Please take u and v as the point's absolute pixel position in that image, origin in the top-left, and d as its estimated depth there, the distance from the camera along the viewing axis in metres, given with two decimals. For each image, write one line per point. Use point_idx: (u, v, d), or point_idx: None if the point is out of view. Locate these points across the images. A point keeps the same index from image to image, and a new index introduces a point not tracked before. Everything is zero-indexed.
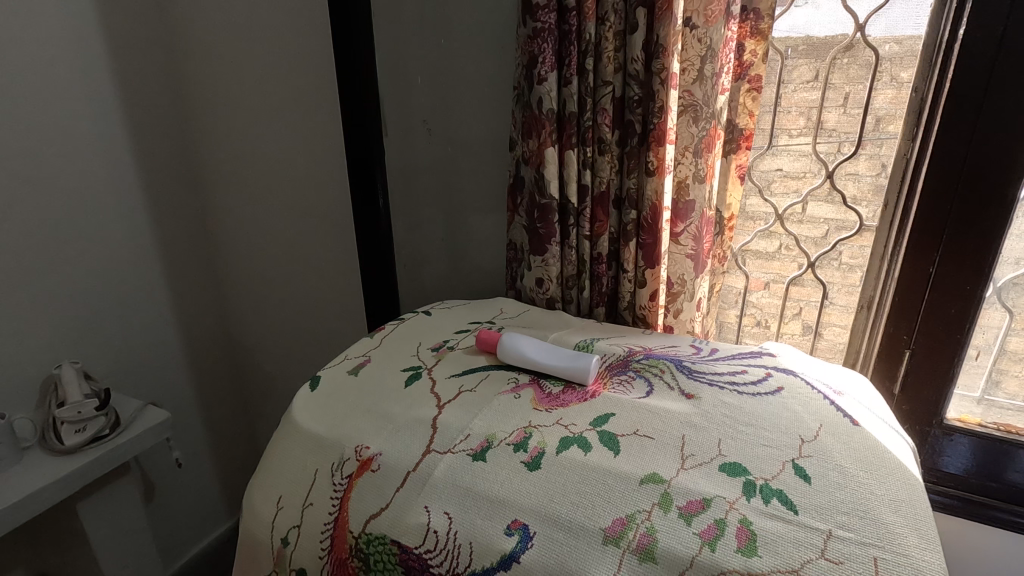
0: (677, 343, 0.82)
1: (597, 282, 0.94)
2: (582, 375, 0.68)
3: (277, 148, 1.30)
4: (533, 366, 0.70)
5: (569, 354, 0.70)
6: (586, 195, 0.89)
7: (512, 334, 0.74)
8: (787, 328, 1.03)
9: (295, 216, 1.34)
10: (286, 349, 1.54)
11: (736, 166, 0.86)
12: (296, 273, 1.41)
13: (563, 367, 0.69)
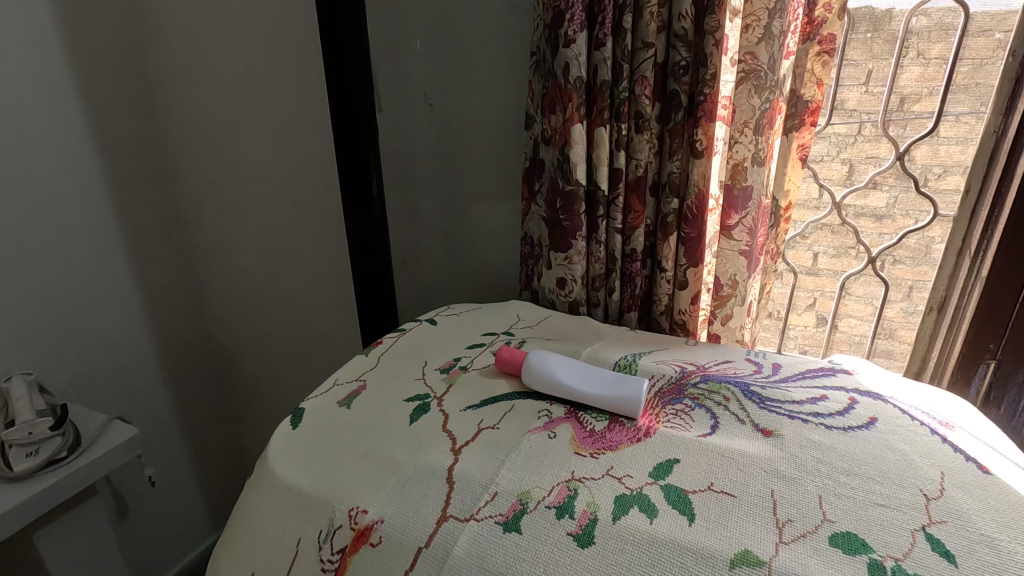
0: (731, 359, 0.69)
1: (629, 282, 0.81)
2: (630, 408, 0.55)
3: (255, 127, 1.15)
4: (567, 395, 0.57)
5: (613, 379, 0.57)
6: (619, 180, 0.75)
7: (539, 352, 0.61)
8: (841, 321, 0.93)
9: (278, 206, 1.20)
10: (272, 353, 1.40)
11: (798, 146, 0.72)
12: (281, 270, 1.27)
13: (606, 397, 0.56)
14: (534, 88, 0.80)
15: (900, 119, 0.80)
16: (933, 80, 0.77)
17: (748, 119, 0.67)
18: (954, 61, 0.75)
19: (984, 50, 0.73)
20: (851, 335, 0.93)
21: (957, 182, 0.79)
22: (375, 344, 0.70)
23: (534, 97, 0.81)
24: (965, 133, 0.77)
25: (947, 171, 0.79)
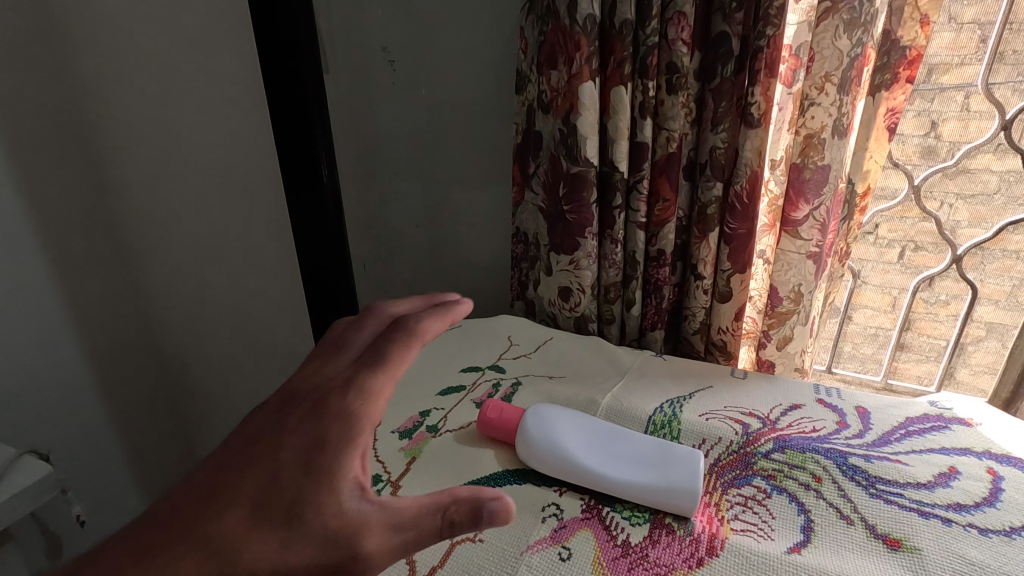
0: (802, 404, 0.51)
1: (653, 293, 0.62)
2: (684, 503, 0.36)
3: (154, 97, 0.86)
4: (584, 478, 0.38)
5: (654, 454, 0.39)
6: (643, 159, 0.56)
7: (544, 408, 0.43)
8: (908, 330, 0.75)
9: (199, 201, 0.93)
10: (204, 386, 1.14)
11: (886, 111, 0.53)
12: (213, 280, 1.01)
13: (647, 482, 0.37)
14: (526, 36, 0.60)
15: (926, 92, 0.62)
16: (967, 48, 0.59)
17: (831, 71, 0.47)
18: (991, 27, 0.58)
19: None
20: (922, 348, 0.76)
21: (988, 160, 0.63)
22: None
23: (528, 49, 0.61)
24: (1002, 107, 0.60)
25: (977, 149, 0.63)
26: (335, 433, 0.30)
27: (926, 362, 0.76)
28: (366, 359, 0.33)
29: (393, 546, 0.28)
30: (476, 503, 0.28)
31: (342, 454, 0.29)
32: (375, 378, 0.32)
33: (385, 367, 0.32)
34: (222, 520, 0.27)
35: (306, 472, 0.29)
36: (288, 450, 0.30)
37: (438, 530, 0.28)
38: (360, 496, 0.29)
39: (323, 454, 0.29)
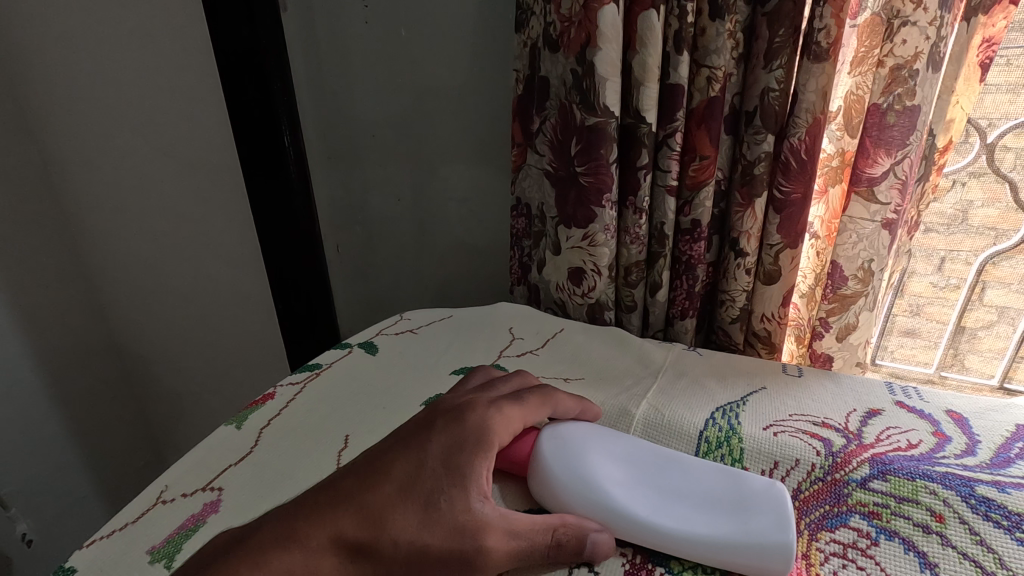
0: (881, 410, 0.40)
1: (684, 274, 0.52)
2: (771, 565, 0.26)
3: (72, 43, 0.70)
4: (630, 533, 0.28)
5: (718, 493, 0.29)
6: (678, 105, 0.45)
7: (563, 429, 0.32)
8: (966, 322, 0.62)
9: (137, 175, 0.78)
10: (165, 400, 1.00)
11: (980, 42, 0.43)
12: (158, 271, 0.86)
13: (718, 538, 0.27)
14: None
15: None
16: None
17: None
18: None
19: None
20: (980, 353, 0.63)
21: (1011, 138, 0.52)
22: (260, 401, 0.40)
23: None
24: (1019, 80, 0.50)
25: (995, 125, 0.52)
26: (480, 436, 0.30)
27: (972, 358, 0.64)
28: (511, 394, 0.33)
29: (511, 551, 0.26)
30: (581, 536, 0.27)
31: (477, 457, 0.29)
32: (517, 410, 0.32)
33: (527, 403, 0.32)
34: (371, 495, 0.27)
35: (446, 465, 0.28)
36: (434, 443, 0.29)
37: (545, 553, 0.27)
38: (484, 501, 0.27)
39: (463, 450, 0.29)
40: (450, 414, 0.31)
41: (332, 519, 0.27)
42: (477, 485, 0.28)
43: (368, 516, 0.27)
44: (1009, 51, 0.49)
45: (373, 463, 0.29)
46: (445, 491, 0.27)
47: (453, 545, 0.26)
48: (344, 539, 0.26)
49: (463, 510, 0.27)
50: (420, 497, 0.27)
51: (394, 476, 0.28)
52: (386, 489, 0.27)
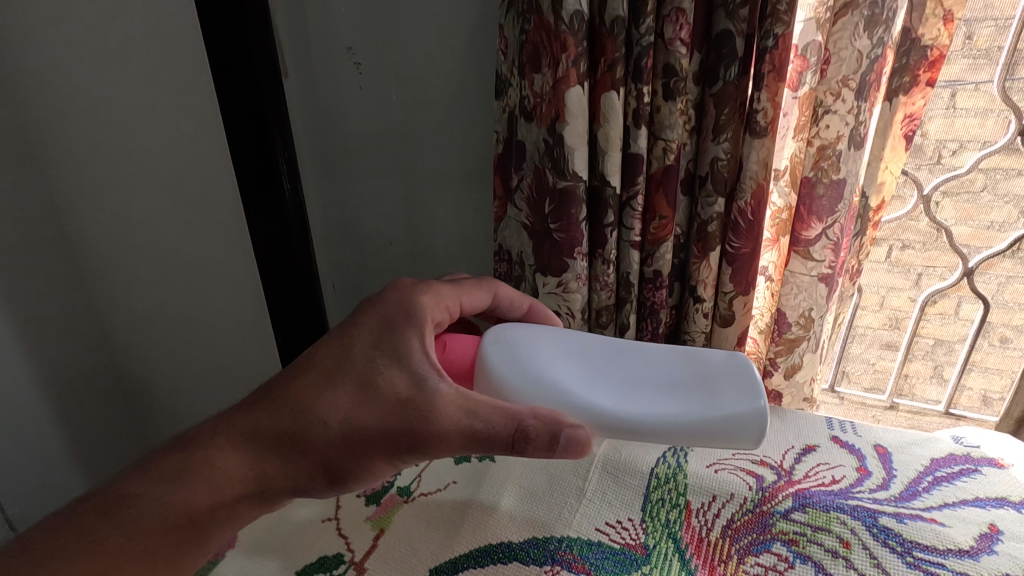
0: (816, 446, 0.46)
1: (650, 317, 0.57)
2: (744, 433, 0.32)
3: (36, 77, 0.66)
4: (610, 425, 0.33)
5: (680, 377, 0.34)
6: (639, 172, 0.50)
7: (528, 347, 0.36)
8: (921, 336, 0.73)
9: (111, 216, 0.74)
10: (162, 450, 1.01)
11: (903, 116, 0.48)
12: (133, 312, 0.82)
13: (692, 417, 0.33)
14: (505, 34, 0.53)
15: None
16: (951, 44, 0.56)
17: (849, 74, 0.42)
18: (977, 24, 0.55)
19: None
20: (928, 363, 0.74)
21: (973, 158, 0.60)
22: None
23: (507, 49, 0.54)
24: (961, 135, 0.59)
25: (963, 146, 0.60)
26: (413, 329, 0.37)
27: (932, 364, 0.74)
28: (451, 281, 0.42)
29: (468, 429, 0.32)
30: (557, 423, 0.31)
31: (408, 336, 0.36)
32: (451, 290, 0.41)
33: (462, 287, 0.42)
34: (297, 385, 0.35)
35: (375, 347, 0.36)
36: (363, 329, 0.37)
37: (512, 440, 0.31)
38: (440, 378, 0.34)
39: (385, 338, 0.36)
40: (377, 299, 0.39)
41: (265, 409, 0.34)
42: (419, 366, 0.35)
43: (300, 403, 0.34)
44: (936, 118, 0.59)
45: (313, 360, 0.36)
46: (382, 372, 0.35)
47: (392, 418, 0.33)
48: (275, 427, 0.34)
49: (402, 390, 0.34)
50: (362, 382, 0.34)
51: (337, 369, 0.35)
52: (312, 377, 0.35)
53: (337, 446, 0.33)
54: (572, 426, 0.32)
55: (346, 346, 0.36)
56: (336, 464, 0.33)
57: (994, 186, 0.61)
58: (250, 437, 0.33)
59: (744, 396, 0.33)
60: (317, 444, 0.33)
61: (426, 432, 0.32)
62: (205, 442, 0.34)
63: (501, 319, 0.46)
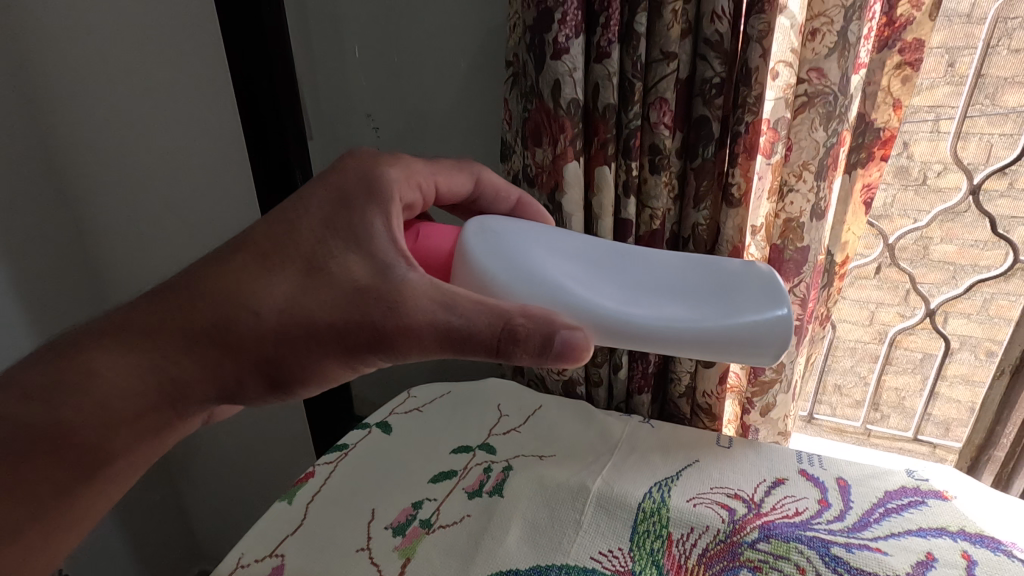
0: (786, 478, 0.51)
1: (640, 359, 0.63)
2: (765, 341, 0.34)
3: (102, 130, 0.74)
4: (614, 329, 0.35)
5: (683, 286, 0.36)
6: (630, 234, 0.57)
7: (532, 251, 0.37)
8: (889, 372, 0.79)
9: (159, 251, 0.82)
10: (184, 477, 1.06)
11: (862, 186, 0.54)
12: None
13: (697, 326, 0.34)
14: (510, 108, 0.60)
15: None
16: (935, 71, 0.61)
17: (809, 160, 0.49)
18: (960, 53, 0.60)
19: None
20: (897, 396, 0.80)
21: (956, 179, 0.65)
22: (304, 479, 0.51)
23: (511, 120, 0.61)
24: (914, 195, 0.67)
25: (947, 168, 0.65)
26: (370, 210, 0.39)
27: (910, 380, 0.79)
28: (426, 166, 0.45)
29: (447, 326, 0.34)
30: (551, 326, 0.33)
31: (370, 216, 0.38)
32: (426, 172, 0.44)
33: (436, 170, 0.45)
34: (238, 269, 0.37)
35: (326, 228, 0.38)
36: (316, 207, 0.39)
37: (497, 337, 0.33)
38: (410, 268, 0.37)
39: (338, 220, 0.38)
40: (336, 172, 0.41)
41: (204, 296, 0.37)
42: (381, 251, 0.37)
43: (244, 299, 0.36)
44: (892, 177, 0.67)
45: (250, 240, 0.38)
46: (335, 258, 0.37)
47: (341, 313, 0.36)
48: (217, 316, 0.36)
49: (361, 277, 0.36)
50: (311, 268, 0.37)
51: (280, 257, 0.37)
52: (246, 258, 0.37)
53: (284, 331, 0.36)
54: (569, 328, 0.34)
55: (294, 230, 0.38)
56: (275, 358, 0.37)
57: (948, 236, 0.68)
58: (184, 330, 0.36)
59: (751, 309, 0.34)
60: (261, 331, 0.36)
61: (393, 325, 0.35)
62: (124, 332, 0.36)
63: (477, 206, 0.49)
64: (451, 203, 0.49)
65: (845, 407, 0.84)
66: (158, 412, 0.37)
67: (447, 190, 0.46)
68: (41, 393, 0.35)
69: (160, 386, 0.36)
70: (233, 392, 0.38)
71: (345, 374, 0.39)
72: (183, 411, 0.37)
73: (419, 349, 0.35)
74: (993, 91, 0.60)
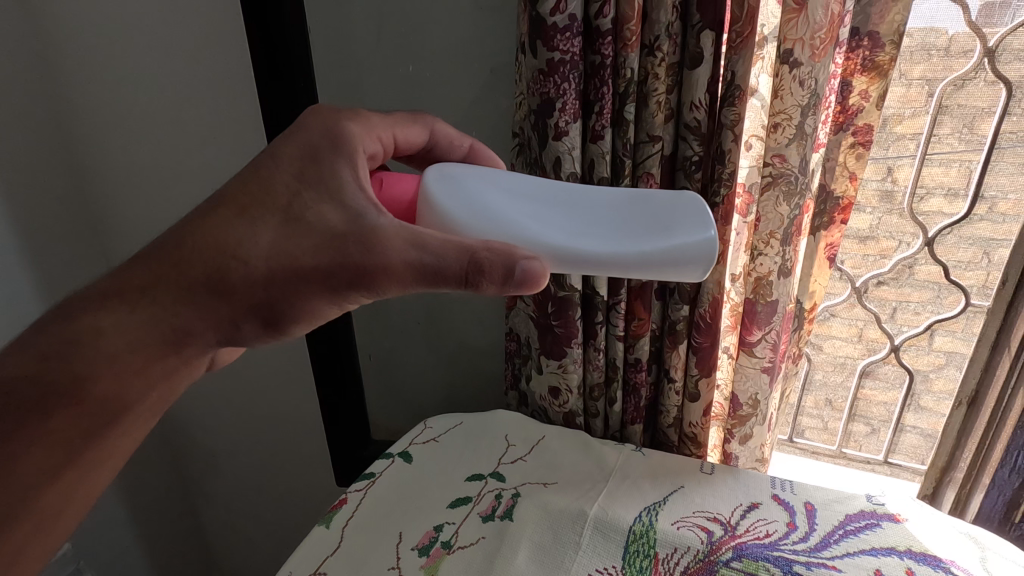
0: (760, 502, 0.58)
1: (632, 394, 0.71)
2: (695, 260, 0.40)
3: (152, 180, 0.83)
4: (564, 258, 0.41)
5: (623, 214, 0.41)
6: (622, 286, 0.65)
7: (485, 193, 0.42)
8: (863, 398, 0.87)
9: None
10: (208, 498, 1.13)
11: (825, 245, 0.62)
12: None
13: (637, 252, 0.40)
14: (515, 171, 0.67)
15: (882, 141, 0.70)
16: (916, 101, 0.68)
17: (775, 230, 0.57)
18: (939, 82, 0.66)
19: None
20: (869, 419, 0.89)
21: (939, 204, 0.71)
22: (339, 505, 0.59)
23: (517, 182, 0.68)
24: (876, 245, 0.76)
25: (928, 194, 0.71)
26: (339, 163, 0.43)
27: (889, 398, 0.86)
28: (387, 119, 0.49)
29: (422, 263, 0.39)
30: (512, 258, 0.39)
31: (336, 165, 0.43)
32: (387, 123, 0.48)
33: (396, 122, 0.49)
34: (219, 224, 0.41)
35: (294, 181, 0.42)
36: (283, 161, 0.43)
37: (466, 270, 0.39)
38: (380, 214, 0.41)
39: (307, 170, 0.42)
40: (300, 124, 0.45)
41: (191, 255, 0.41)
42: (350, 196, 0.41)
43: (228, 251, 0.41)
44: (857, 228, 0.76)
45: (227, 197, 0.42)
46: (311, 208, 0.41)
47: (321, 255, 0.40)
48: (210, 266, 0.41)
49: (337, 224, 0.40)
50: (290, 217, 0.41)
51: (259, 210, 0.41)
52: (226, 214, 0.41)
53: (275, 273, 0.41)
54: (528, 260, 0.39)
55: (268, 185, 0.42)
56: (267, 301, 0.41)
57: (909, 278, 0.77)
58: (185, 292, 0.42)
59: (682, 233, 0.40)
60: (254, 272, 0.41)
61: (373, 263, 0.39)
62: (135, 305, 0.41)
63: (438, 157, 0.54)
64: (409, 153, 0.53)
65: (824, 430, 0.92)
66: (162, 362, 0.43)
67: (403, 141, 0.50)
68: (51, 355, 0.40)
69: (163, 335, 0.42)
70: (232, 335, 0.44)
71: (331, 312, 0.43)
72: (186, 357, 0.44)
73: (397, 285, 0.40)
74: (943, 155, 0.69)
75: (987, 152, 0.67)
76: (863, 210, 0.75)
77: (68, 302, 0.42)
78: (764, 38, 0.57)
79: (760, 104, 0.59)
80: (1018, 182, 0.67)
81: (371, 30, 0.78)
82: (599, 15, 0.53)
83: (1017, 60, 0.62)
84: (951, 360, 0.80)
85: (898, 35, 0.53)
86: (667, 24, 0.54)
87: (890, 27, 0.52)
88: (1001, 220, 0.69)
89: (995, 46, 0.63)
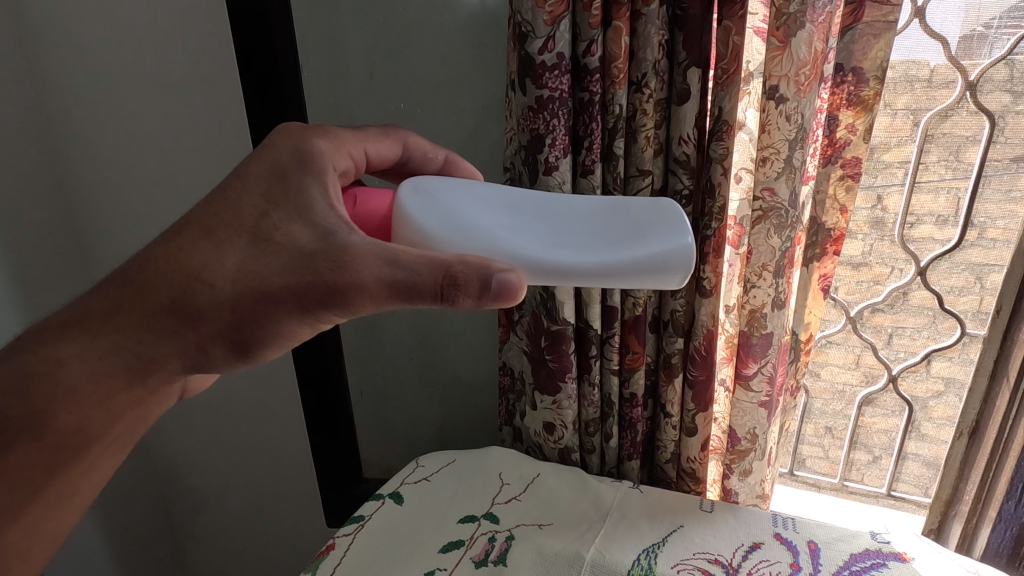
0: (762, 542, 0.56)
1: (629, 428, 0.70)
2: (673, 266, 0.39)
3: (146, 216, 0.83)
4: (542, 268, 0.40)
5: (599, 224, 0.41)
6: (616, 319, 0.64)
7: (460, 205, 0.42)
8: (864, 428, 0.86)
9: None
10: (192, 539, 1.09)
11: (818, 276, 0.62)
12: (196, 399, 0.95)
13: (616, 260, 0.39)
14: None
15: (870, 170, 0.70)
16: (902, 131, 0.68)
17: (767, 262, 0.56)
18: (924, 113, 0.67)
19: (1008, 152, 0.66)
20: (869, 447, 0.87)
21: (930, 230, 0.71)
22: (326, 551, 0.57)
23: None
24: (870, 272, 0.76)
25: (919, 220, 0.71)
26: (309, 181, 0.42)
27: (887, 427, 0.85)
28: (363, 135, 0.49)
29: (396, 279, 0.38)
30: (488, 271, 0.37)
31: (305, 182, 0.42)
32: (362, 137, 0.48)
33: (370, 136, 0.49)
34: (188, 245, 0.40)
35: (262, 199, 0.41)
36: (254, 180, 0.42)
37: (440, 284, 0.37)
38: (352, 232, 0.40)
39: (278, 189, 0.42)
40: (273, 142, 0.45)
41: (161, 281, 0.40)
42: (316, 212, 0.41)
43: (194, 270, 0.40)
44: (851, 255, 0.76)
45: (197, 218, 0.41)
46: (281, 228, 0.40)
47: (288, 275, 0.39)
48: (177, 290, 0.40)
49: (308, 242, 0.39)
50: (260, 236, 0.40)
51: (229, 229, 0.40)
52: (192, 232, 0.41)
53: (242, 293, 0.40)
54: (504, 272, 0.38)
55: (239, 206, 0.41)
56: (238, 323, 0.40)
57: (904, 306, 0.76)
58: (158, 323, 0.41)
59: (659, 241, 0.39)
60: (219, 293, 0.40)
61: (343, 280, 0.38)
62: (110, 339, 0.40)
63: (416, 171, 0.54)
64: (385, 169, 0.53)
65: (824, 458, 0.90)
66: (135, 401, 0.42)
67: (378, 156, 0.50)
68: (9, 388, 0.38)
69: (127, 362, 0.41)
70: (203, 359, 0.42)
71: (302, 333, 0.42)
72: (157, 383, 0.42)
73: (370, 303, 0.38)
74: (930, 184, 0.70)
75: (974, 181, 0.68)
76: (856, 237, 0.75)
77: (33, 329, 0.41)
78: (749, 74, 0.59)
79: (748, 137, 0.60)
80: (1005, 209, 0.68)
81: (362, 64, 0.79)
82: (587, 53, 0.54)
83: (998, 90, 0.64)
84: (949, 389, 0.79)
85: (882, 70, 0.53)
86: (654, 62, 0.54)
87: (873, 62, 0.53)
88: (993, 245, 0.70)
89: (976, 79, 0.64)
